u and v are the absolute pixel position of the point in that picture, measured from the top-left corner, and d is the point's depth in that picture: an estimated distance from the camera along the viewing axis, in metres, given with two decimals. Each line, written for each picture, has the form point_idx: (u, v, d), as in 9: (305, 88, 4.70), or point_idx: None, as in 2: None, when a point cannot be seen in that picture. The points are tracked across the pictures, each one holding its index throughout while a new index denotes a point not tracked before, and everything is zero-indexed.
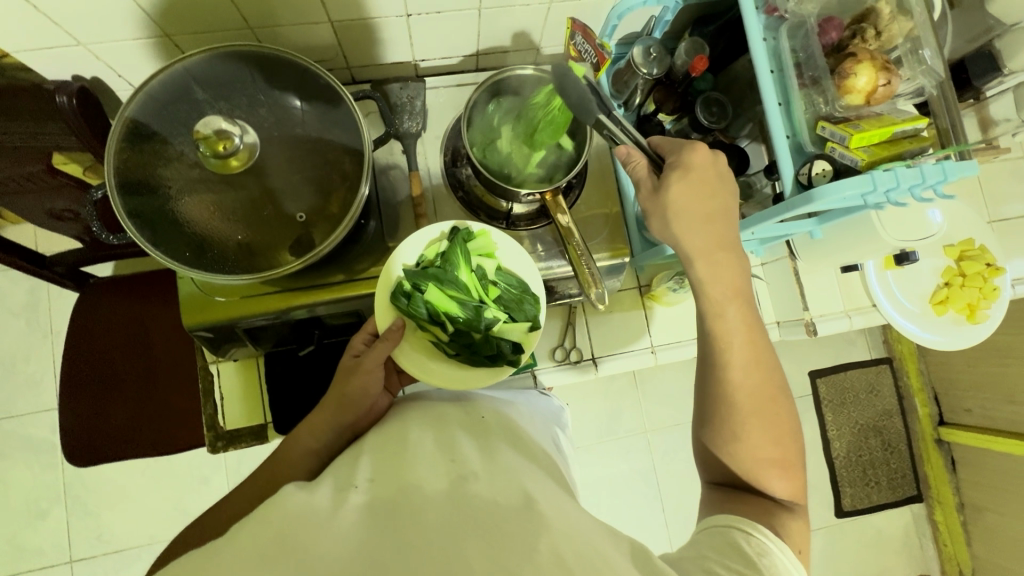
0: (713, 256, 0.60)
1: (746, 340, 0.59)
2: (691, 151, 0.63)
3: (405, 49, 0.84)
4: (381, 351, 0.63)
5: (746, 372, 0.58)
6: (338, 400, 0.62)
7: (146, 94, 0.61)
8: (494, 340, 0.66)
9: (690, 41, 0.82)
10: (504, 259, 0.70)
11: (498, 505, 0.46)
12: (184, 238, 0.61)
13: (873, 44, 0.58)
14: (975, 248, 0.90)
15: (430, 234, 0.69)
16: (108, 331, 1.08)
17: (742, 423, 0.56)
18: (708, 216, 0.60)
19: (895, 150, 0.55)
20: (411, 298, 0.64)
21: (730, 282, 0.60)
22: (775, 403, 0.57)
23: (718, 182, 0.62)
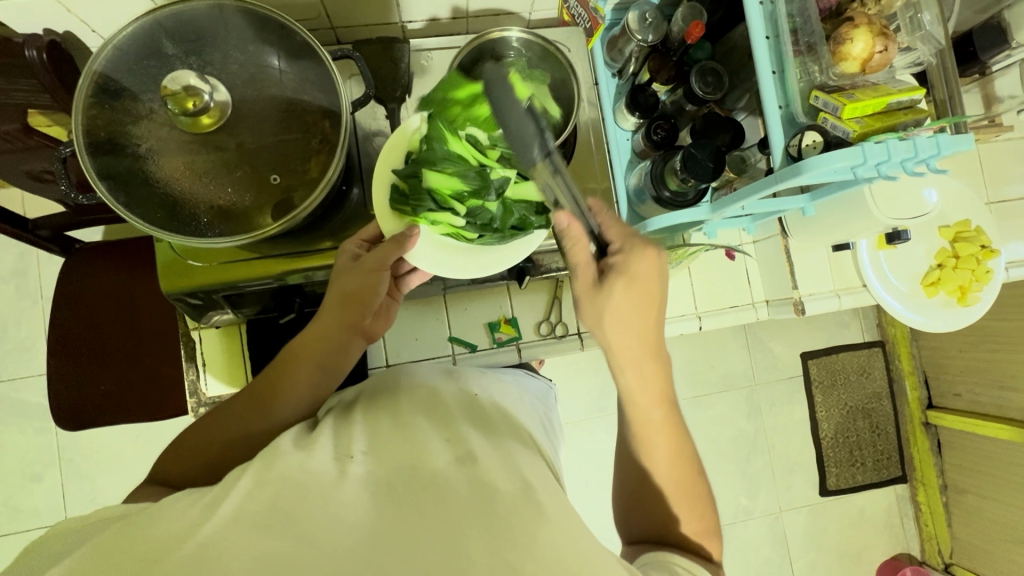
0: (641, 365, 0.59)
1: (667, 436, 0.58)
2: (638, 254, 0.59)
3: (393, 11, 0.81)
4: (389, 254, 0.62)
5: (669, 455, 0.58)
6: (342, 299, 0.63)
7: (113, 49, 0.58)
8: (513, 206, 0.65)
9: (687, 6, 0.78)
10: (491, 127, 0.67)
11: (500, 487, 0.46)
12: (157, 200, 0.59)
13: (871, 9, 0.55)
14: (971, 229, 0.87)
15: (409, 127, 0.66)
16: (94, 296, 1.07)
17: (665, 505, 0.57)
18: (641, 330, 0.59)
19: (888, 122, 0.53)
20: (411, 195, 0.63)
21: (657, 390, 0.59)
22: (694, 487, 0.58)
23: (659, 292, 0.59)
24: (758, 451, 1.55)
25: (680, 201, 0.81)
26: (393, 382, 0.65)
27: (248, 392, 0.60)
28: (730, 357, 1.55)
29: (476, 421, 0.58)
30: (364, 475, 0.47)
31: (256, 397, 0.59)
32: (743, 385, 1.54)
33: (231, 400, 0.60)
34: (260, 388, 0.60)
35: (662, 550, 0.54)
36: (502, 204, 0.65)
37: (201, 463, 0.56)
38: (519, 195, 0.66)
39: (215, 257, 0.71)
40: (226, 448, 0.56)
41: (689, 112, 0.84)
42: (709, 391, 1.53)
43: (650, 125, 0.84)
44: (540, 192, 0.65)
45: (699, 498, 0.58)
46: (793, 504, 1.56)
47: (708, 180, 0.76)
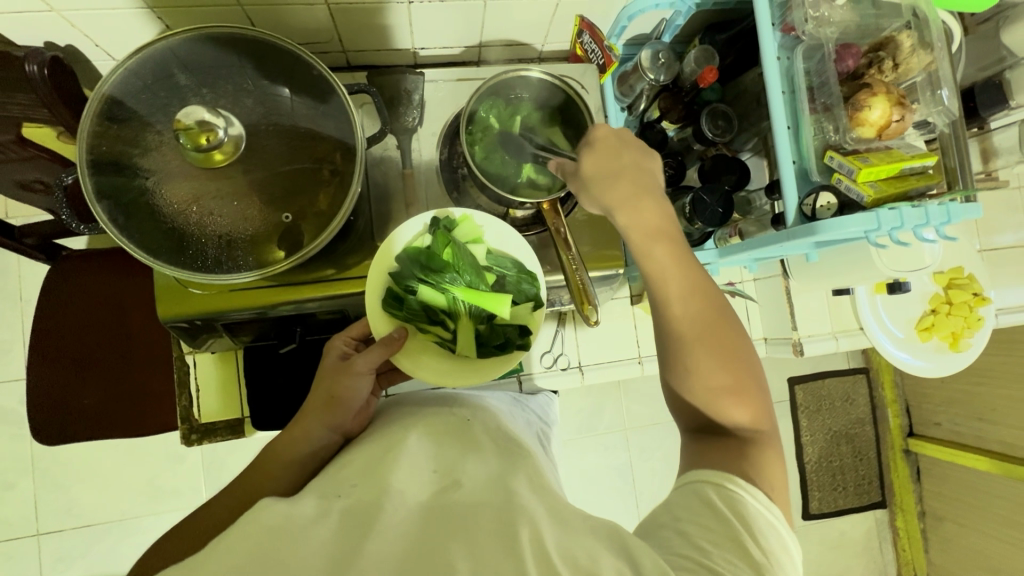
0: (635, 203, 0.56)
1: (680, 277, 0.54)
2: (591, 129, 0.60)
3: (405, 37, 0.80)
4: (377, 356, 0.59)
5: (694, 312, 0.53)
6: (326, 400, 0.57)
7: (125, 71, 0.56)
8: (500, 330, 0.64)
9: (700, 49, 0.79)
10: (494, 243, 0.66)
11: (480, 504, 0.44)
12: (160, 229, 0.58)
13: (889, 75, 0.56)
14: (964, 276, 0.90)
15: (410, 229, 0.64)
16: (81, 306, 1.04)
17: (686, 353, 0.52)
18: (622, 176, 0.56)
19: (902, 189, 0.54)
20: (404, 302, 0.61)
21: (654, 228, 0.55)
22: (724, 321, 0.52)
23: (623, 145, 0.59)
24: None
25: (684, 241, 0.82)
26: (388, 412, 0.63)
27: (229, 488, 0.54)
28: None
29: (465, 442, 0.56)
30: (345, 508, 0.44)
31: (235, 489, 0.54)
32: None
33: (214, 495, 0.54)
34: (241, 483, 0.54)
35: (694, 466, 0.50)
36: (490, 327, 0.64)
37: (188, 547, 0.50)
38: (505, 318, 0.64)
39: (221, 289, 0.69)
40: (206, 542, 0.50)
41: (697, 151, 0.85)
42: None
43: None
44: (524, 316, 0.65)
45: (745, 369, 0.52)
46: None
47: (717, 225, 0.76)
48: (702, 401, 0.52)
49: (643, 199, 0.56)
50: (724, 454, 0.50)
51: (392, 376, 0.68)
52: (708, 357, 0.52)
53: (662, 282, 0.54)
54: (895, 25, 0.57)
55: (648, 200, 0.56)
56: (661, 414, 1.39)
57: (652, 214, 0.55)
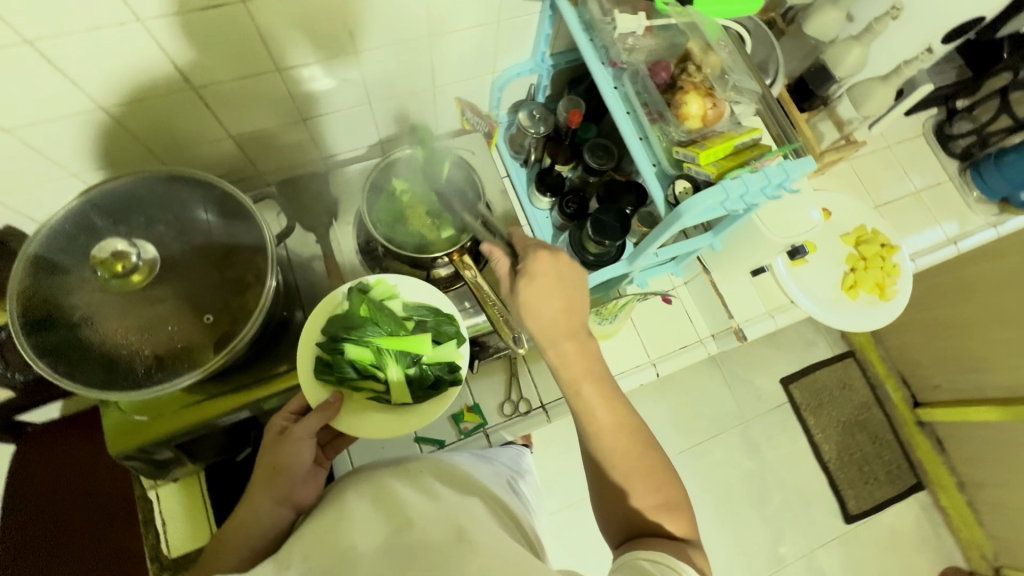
0: (561, 342, 0.61)
1: (607, 408, 0.58)
2: (534, 256, 0.65)
3: (311, 152, 0.91)
4: (316, 422, 0.63)
5: (620, 439, 0.56)
6: (269, 472, 0.58)
7: (47, 230, 0.63)
8: (428, 370, 0.69)
9: (566, 100, 0.91)
10: (408, 295, 0.73)
11: (431, 544, 0.44)
12: (97, 360, 0.61)
13: (699, 75, 0.66)
14: (868, 232, 0.97)
15: (332, 300, 0.71)
16: (52, 478, 1.01)
17: (620, 479, 0.54)
18: (558, 314, 0.61)
19: (739, 160, 0.61)
20: (335, 365, 0.66)
21: (582, 365, 0.60)
22: (647, 454, 0.56)
23: (563, 277, 0.63)
24: (769, 487, 1.48)
25: (606, 260, 0.88)
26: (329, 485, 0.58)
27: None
28: (714, 398, 1.53)
29: (422, 491, 0.53)
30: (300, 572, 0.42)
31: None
32: (735, 424, 1.52)
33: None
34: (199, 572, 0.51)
35: (636, 548, 0.49)
36: (418, 368, 0.69)
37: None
38: (432, 359, 0.70)
39: (175, 404, 0.71)
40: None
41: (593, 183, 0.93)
42: (704, 438, 1.49)
43: (562, 201, 0.92)
44: (450, 353, 0.71)
45: (671, 491, 0.54)
46: (820, 541, 1.47)
47: (620, 238, 0.83)
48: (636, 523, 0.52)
49: (569, 342, 0.61)
50: (651, 544, 0.48)
51: (337, 444, 0.71)
52: (638, 479, 0.54)
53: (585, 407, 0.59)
54: (690, 38, 0.68)
55: (574, 342, 0.61)
56: None
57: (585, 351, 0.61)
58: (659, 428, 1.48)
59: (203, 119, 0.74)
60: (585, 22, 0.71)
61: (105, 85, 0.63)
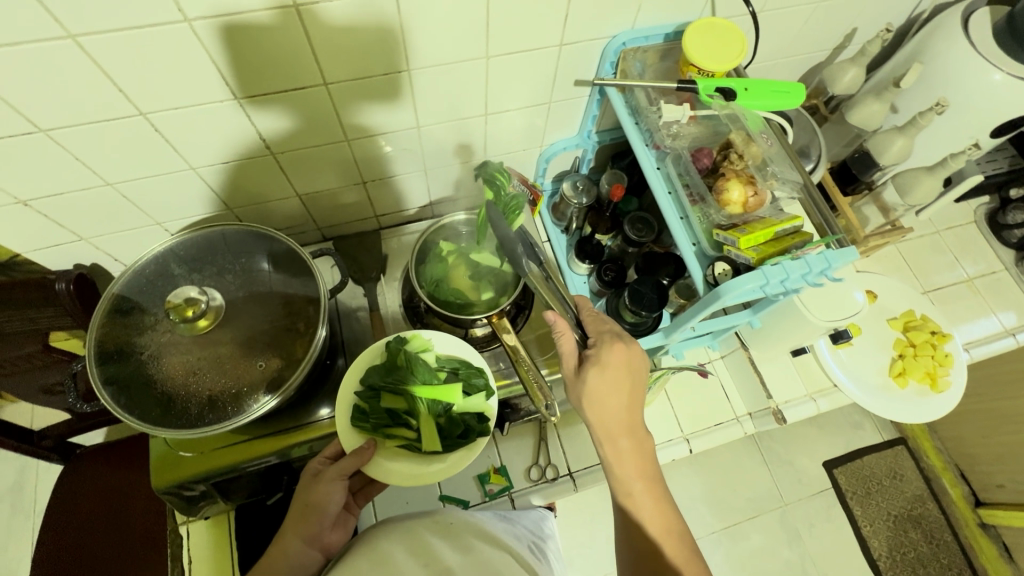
0: (619, 437, 0.63)
1: (657, 512, 0.60)
2: (609, 347, 0.66)
3: (367, 210, 0.97)
4: (350, 465, 0.65)
5: (669, 548, 0.57)
6: (301, 510, 0.62)
7: (132, 273, 0.70)
8: (459, 419, 0.70)
9: (610, 173, 0.96)
10: (441, 349, 0.76)
11: None
12: (156, 397, 0.66)
13: (740, 162, 0.68)
14: (918, 318, 0.95)
15: (372, 352, 0.74)
16: (89, 502, 1.03)
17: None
18: (621, 410, 0.63)
19: (780, 247, 0.62)
20: (371, 414, 0.68)
21: (637, 463, 0.62)
22: (692, 565, 0.56)
23: (631, 377, 0.65)
24: None
25: (643, 329, 0.87)
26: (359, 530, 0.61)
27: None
28: (751, 477, 1.45)
29: (456, 545, 0.55)
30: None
31: None
32: (772, 506, 1.42)
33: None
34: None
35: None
36: (449, 417, 0.70)
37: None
38: (463, 409, 0.71)
39: (219, 442, 0.74)
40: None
41: (632, 253, 0.95)
42: (739, 520, 1.40)
43: (600, 269, 0.94)
44: (480, 404, 0.72)
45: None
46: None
47: (657, 309, 0.84)
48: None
49: (628, 437, 0.63)
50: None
51: (368, 491, 0.73)
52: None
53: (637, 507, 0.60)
54: (732, 126, 0.70)
55: (633, 439, 0.63)
56: None
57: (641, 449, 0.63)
58: (691, 505, 1.41)
59: (275, 180, 0.82)
60: (632, 106, 0.75)
61: (199, 150, 0.71)
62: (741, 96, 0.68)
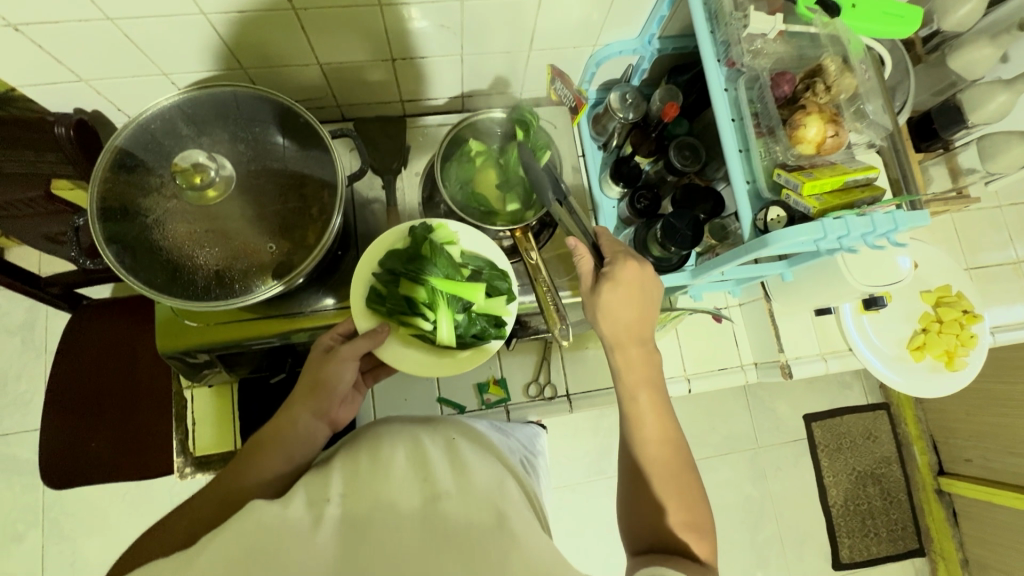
0: (627, 349, 0.63)
1: (657, 423, 0.60)
2: (622, 263, 0.64)
3: (393, 92, 0.88)
4: (362, 347, 0.64)
5: (663, 456, 0.57)
6: (309, 387, 0.62)
7: (138, 124, 0.65)
8: (476, 319, 0.70)
9: (664, 89, 0.85)
10: (468, 244, 0.71)
11: (471, 523, 0.45)
12: (161, 264, 0.63)
13: (824, 96, 0.60)
14: (952, 294, 0.89)
15: (394, 233, 0.70)
16: (96, 353, 1.05)
17: (657, 489, 0.55)
18: (632, 323, 0.63)
19: (846, 199, 0.57)
20: (387, 300, 0.67)
21: (641, 374, 0.62)
22: (683, 473, 0.57)
23: (647, 291, 0.64)
24: (765, 517, 1.45)
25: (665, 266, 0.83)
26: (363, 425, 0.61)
27: (212, 484, 0.54)
28: (734, 418, 1.49)
29: (454, 457, 0.54)
30: (340, 518, 0.45)
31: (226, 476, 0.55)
32: (747, 446, 1.48)
33: (193, 496, 0.54)
34: (228, 476, 0.55)
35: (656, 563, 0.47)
36: (467, 316, 0.69)
37: (180, 537, 0.50)
38: (483, 310, 0.70)
39: (226, 316, 0.73)
40: (192, 534, 0.50)
41: (671, 182, 0.88)
42: (713, 453, 1.46)
43: (633, 195, 0.87)
44: (499, 307, 0.70)
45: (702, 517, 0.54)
46: None
47: (688, 248, 0.78)
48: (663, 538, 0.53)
49: (637, 349, 0.63)
50: (680, 562, 0.48)
51: (377, 372, 0.74)
52: (679, 501, 0.55)
53: (639, 416, 0.60)
54: (829, 52, 0.61)
55: (642, 350, 0.63)
56: None
57: (648, 362, 0.63)
58: None
59: (296, 43, 0.73)
60: (711, 11, 0.65)
61: None
62: (846, 14, 0.60)
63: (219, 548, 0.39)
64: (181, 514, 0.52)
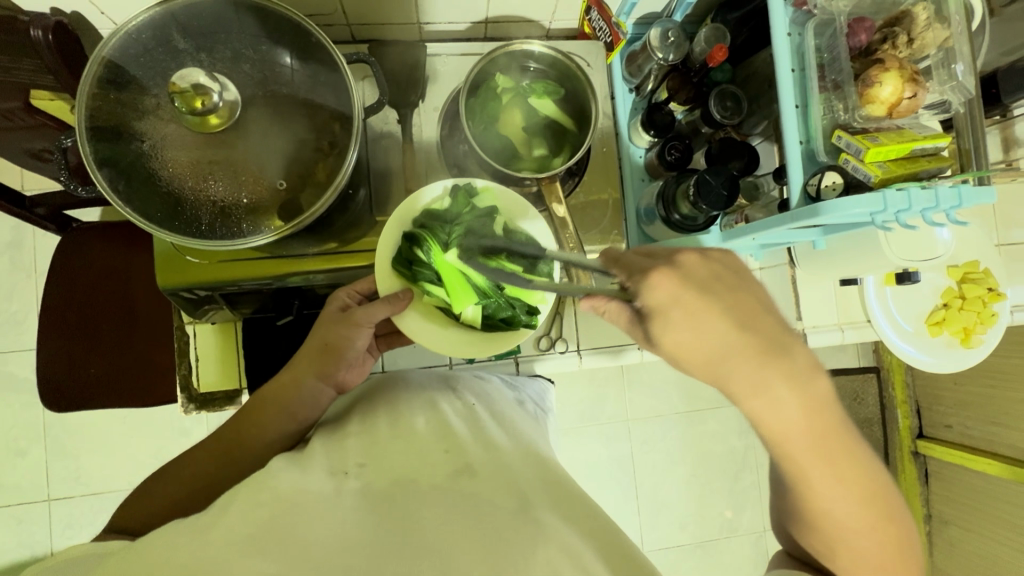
0: (767, 395, 0.43)
1: (830, 466, 0.45)
2: (645, 281, 0.46)
3: (410, 11, 0.79)
4: (380, 313, 0.61)
5: (862, 497, 0.47)
6: (321, 349, 0.60)
7: (126, 34, 0.57)
8: (507, 302, 0.66)
9: (711, 28, 0.76)
10: (512, 214, 0.66)
11: (495, 504, 0.42)
12: (160, 197, 0.58)
13: (903, 50, 0.55)
14: (979, 271, 0.86)
15: (431, 192, 0.66)
16: (88, 278, 1.01)
17: (840, 537, 0.48)
18: (712, 357, 0.43)
19: (911, 169, 0.52)
20: (415, 265, 0.63)
21: (807, 421, 0.44)
22: (882, 505, 0.48)
23: (716, 301, 0.44)
24: None
25: (689, 225, 0.79)
26: (387, 390, 0.60)
27: (219, 432, 0.58)
28: None
29: (476, 430, 0.53)
30: (360, 489, 0.43)
31: (229, 431, 0.57)
32: None
33: (198, 444, 0.58)
34: (230, 427, 0.58)
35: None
36: (498, 297, 0.66)
37: (183, 487, 0.54)
38: (515, 296, 0.66)
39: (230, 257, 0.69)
40: (197, 488, 0.54)
41: (705, 134, 0.82)
42: None
43: (664, 145, 0.81)
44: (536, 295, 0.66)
45: (902, 540, 0.49)
46: None
47: (721, 208, 0.73)
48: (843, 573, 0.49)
49: (786, 386, 0.43)
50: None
51: (391, 339, 0.73)
52: (846, 547, 0.48)
53: (841, 461, 0.45)
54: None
55: (792, 387, 0.43)
56: (665, 405, 1.35)
57: (814, 388, 0.44)
58: None
59: None
60: None
61: None
62: None
63: (233, 520, 0.38)
64: (187, 460, 0.57)
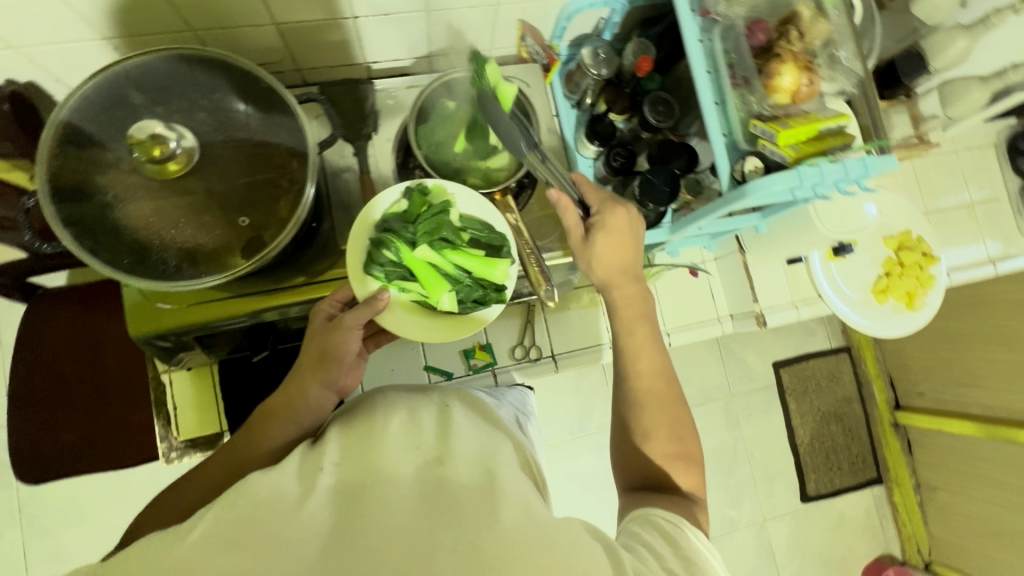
0: (626, 284, 0.66)
1: (650, 353, 0.63)
2: (611, 211, 0.66)
3: (356, 51, 0.84)
4: (364, 315, 0.63)
5: (658, 389, 0.61)
6: (319, 355, 0.61)
7: (82, 96, 0.59)
8: (476, 285, 0.70)
9: (636, 43, 0.84)
10: (465, 206, 0.70)
11: (459, 483, 0.44)
12: (124, 245, 0.60)
13: (798, 44, 0.61)
14: (913, 238, 0.93)
15: (386, 197, 0.69)
16: (57, 343, 1.00)
17: (650, 423, 0.59)
18: (622, 264, 0.66)
19: (820, 147, 0.57)
20: (383, 265, 0.66)
21: (636, 306, 0.65)
22: (670, 406, 0.60)
23: (633, 238, 0.67)
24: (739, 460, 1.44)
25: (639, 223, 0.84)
26: (360, 400, 0.59)
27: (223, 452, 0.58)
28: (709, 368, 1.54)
29: (442, 420, 0.54)
30: (333, 486, 0.44)
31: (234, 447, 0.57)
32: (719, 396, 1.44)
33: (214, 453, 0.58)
34: (234, 451, 0.57)
35: (649, 502, 0.53)
36: (467, 281, 0.70)
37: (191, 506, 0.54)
38: (483, 276, 0.70)
39: (199, 298, 0.71)
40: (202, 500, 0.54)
41: (645, 139, 0.86)
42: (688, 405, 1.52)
43: (609, 152, 0.85)
44: (502, 273, 0.70)
45: (688, 441, 0.60)
46: (777, 512, 1.45)
47: (665, 204, 0.78)
48: (643, 459, 0.59)
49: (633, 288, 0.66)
50: (665, 495, 0.55)
51: (377, 338, 0.75)
52: (644, 433, 0.59)
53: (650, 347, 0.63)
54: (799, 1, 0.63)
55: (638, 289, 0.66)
56: None
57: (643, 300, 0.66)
58: None
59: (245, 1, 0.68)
60: None
61: None
62: None
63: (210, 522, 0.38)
64: (184, 493, 0.55)
